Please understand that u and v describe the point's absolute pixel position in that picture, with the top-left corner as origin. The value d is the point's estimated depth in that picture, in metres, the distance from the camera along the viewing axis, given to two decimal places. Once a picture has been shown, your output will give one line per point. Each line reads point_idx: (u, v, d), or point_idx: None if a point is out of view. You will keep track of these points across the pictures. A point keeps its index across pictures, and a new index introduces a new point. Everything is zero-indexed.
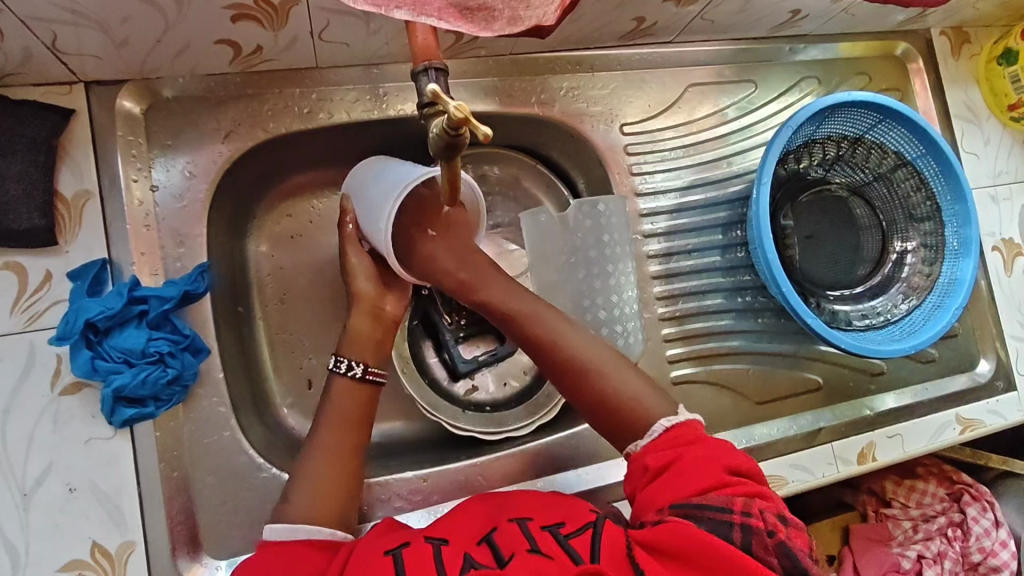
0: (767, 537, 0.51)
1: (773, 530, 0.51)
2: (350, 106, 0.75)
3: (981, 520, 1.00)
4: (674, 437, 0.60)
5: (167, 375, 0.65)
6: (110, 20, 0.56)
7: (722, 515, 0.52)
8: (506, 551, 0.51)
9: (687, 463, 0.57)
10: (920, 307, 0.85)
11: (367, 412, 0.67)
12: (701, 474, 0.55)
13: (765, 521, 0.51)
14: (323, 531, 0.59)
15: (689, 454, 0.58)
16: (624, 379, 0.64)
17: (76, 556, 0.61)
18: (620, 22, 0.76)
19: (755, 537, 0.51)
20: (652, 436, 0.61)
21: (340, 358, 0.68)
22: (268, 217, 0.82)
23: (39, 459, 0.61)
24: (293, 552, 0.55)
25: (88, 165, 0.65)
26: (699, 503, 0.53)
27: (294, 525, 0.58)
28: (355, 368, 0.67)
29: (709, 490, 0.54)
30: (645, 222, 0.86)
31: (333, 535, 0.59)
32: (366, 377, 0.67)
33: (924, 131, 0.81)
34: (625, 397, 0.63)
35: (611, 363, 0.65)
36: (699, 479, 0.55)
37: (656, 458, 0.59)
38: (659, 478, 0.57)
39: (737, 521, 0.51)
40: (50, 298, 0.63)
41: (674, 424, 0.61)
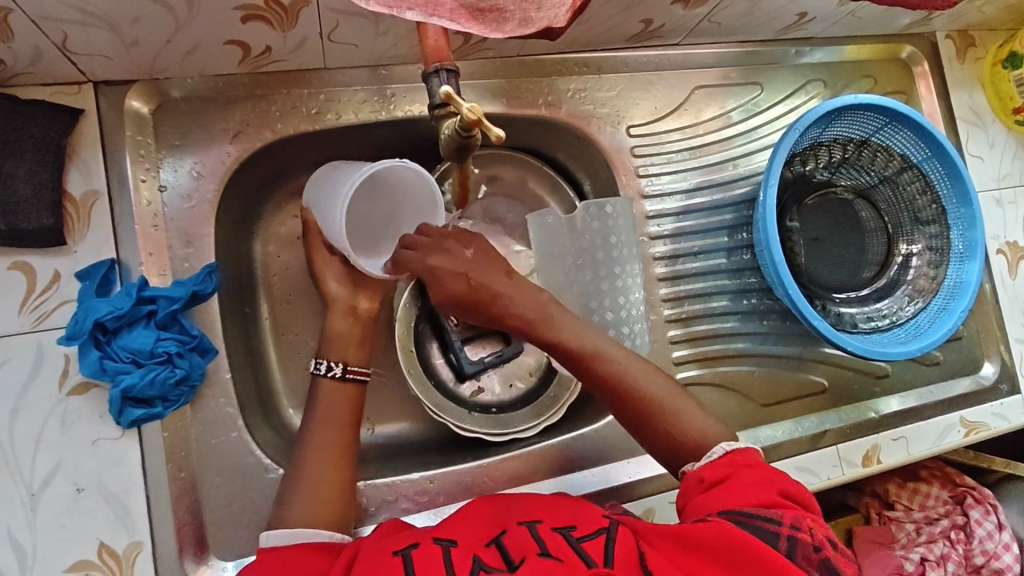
0: (811, 551, 0.53)
1: (819, 546, 0.53)
2: (357, 107, 0.75)
3: (985, 522, 1.00)
4: (728, 459, 0.61)
5: (175, 375, 0.65)
6: (121, 20, 0.56)
7: (771, 525, 0.54)
8: (517, 553, 0.51)
9: (742, 480, 0.58)
10: (925, 309, 0.85)
11: (355, 411, 0.68)
12: (755, 491, 0.57)
13: (813, 537, 0.54)
14: (321, 534, 0.59)
15: (745, 474, 0.59)
16: (681, 408, 0.65)
17: (83, 556, 0.61)
18: (628, 24, 0.76)
19: (802, 550, 0.53)
20: (710, 458, 0.62)
21: (319, 359, 0.69)
22: (275, 217, 0.82)
23: (46, 459, 0.61)
24: (293, 557, 0.55)
25: (96, 165, 0.65)
26: (750, 514, 0.55)
27: (293, 531, 0.58)
28: (335, 368, 0.68)
29: (762, 506, 0.55)
30: (652, 224, 0.86)
31: (331, 538, 0.59)
32: (347, 377, 0.68)
33: (930, 134, 0.82)
34: (680, 425, 0.64)
35: (664, 390, 0.66)
36: (752, 495, 0.57)
37: (712, 473, 0.60)
38: (710, 492, 0.59)
39: (785, 534, 0.53)
40: (58, 298, 0.63)
41: (734, 449, 0.62)
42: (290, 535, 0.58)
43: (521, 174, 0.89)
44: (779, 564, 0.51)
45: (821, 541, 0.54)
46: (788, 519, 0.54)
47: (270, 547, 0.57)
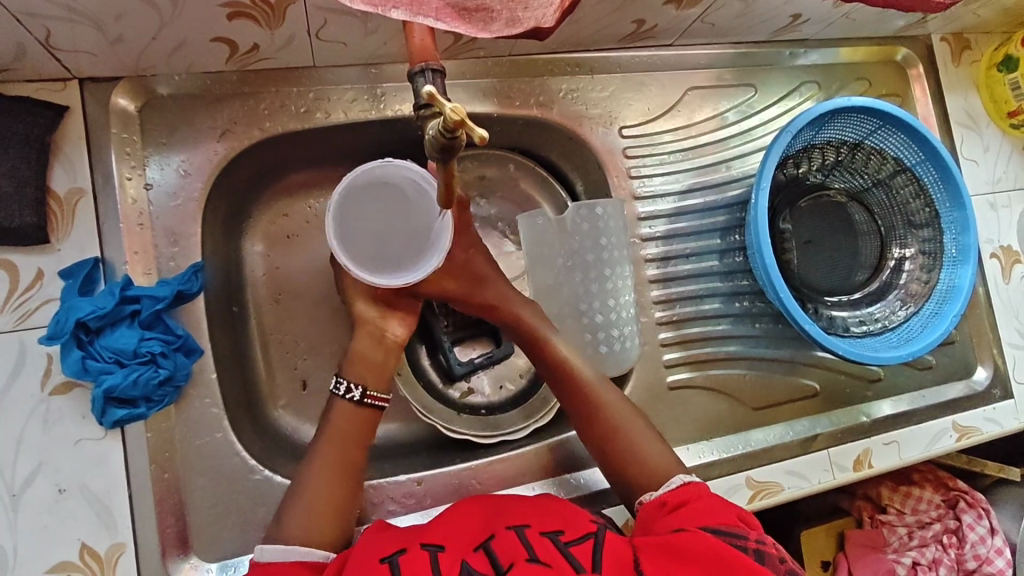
0: (780, 562, 0.55)
1: (783, 557, 0.55)
2: (347, 106, 0.74)
3: (977, 527, 0.99)
4: (687, 487, 0.62)
5: (159, 375, 0.64)
6: (104, 16, 0.56)
7: (740, 539, 0.55)
8: (505, 559, 0.51)
9: (702, 503, 0.59)
10: (918, 313, 0.85)
11: (366, 435, 0.67)
12: (720, 509, 0.58)
13: (777, 550, 0.56)
14: (316, 553, 0.58)
15: (705, 494, 0.61)
16: (645, 438, 0.68)
17: (65, 557, 0.61)
18: (620, 25, 0.76)
19: (771, 562, 0.54)
20: (668, 487, 0.63)
21: (342, 379, 0.68)
22: (264, 216, 0.81)
23: (28, 459, 0.60)
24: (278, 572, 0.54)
25: (81, 163, 0.64)
26: (721, 531, 0.55)
27: (286, 548, 0.57)
28: (354, 391, 0.67)
29: (728, 523, 0.57)
30: (644, 225, 0.85)
31: (325, 557, 0.58)
32: (364, 401, 0.67)
33: (923, 139, 0.81)
34: (642, 454, 0.67)
35: (632, 421, 0.69)
36: (717, 513, 0.57)
37: (674, 498, 0.61)
38: (672, 515, 0.59)
39: (753, 547, 0.55)
40: (41, 297, 0.62)
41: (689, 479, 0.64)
42: (283, 551, 0.57)
43: (513, 175, 0.89)
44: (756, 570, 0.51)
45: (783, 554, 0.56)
46: (755, 534, 0.56)
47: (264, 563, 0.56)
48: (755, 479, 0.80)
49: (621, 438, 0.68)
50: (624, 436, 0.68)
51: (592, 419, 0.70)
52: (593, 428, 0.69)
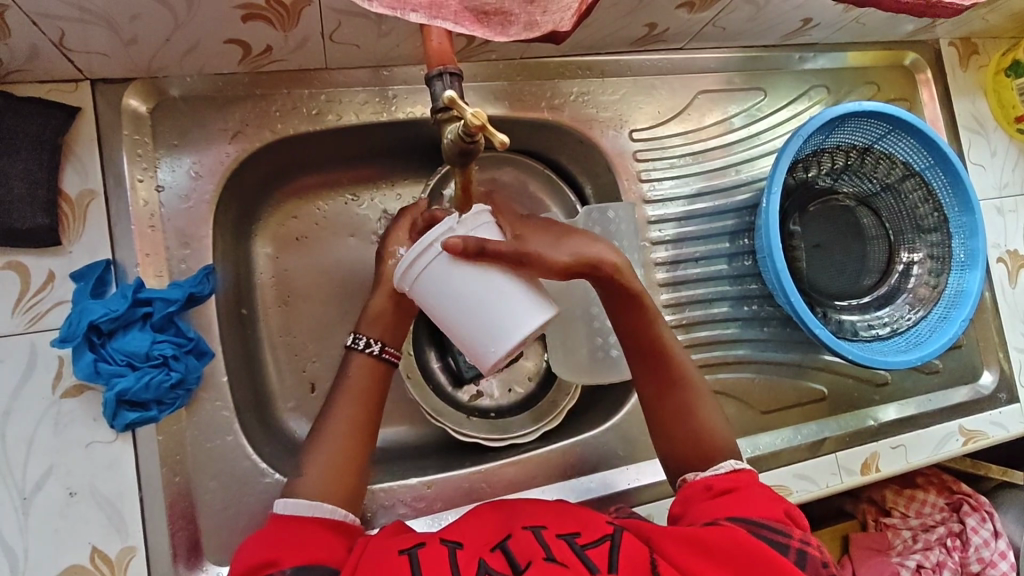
0: (822, 565, 0.54)
1: (826, 562, 0.55)
2: (358, 108, 0.74)
3: (981, 530, 1.00)
4: (736, 476, 0.63)
5: (171, 378, 0.64)
6: (118, 17, 0.55)
7: (781, 537, 0.55)
8: (523, 558, 0.51)
9: (751, 493, 0.60)
10: (926, 318, 0.85)
11: (382, 391, 0.64)
12: (764, 505, 0.58)
13: (821, 553, 0.55)
14: (338, 512, 0.59)
15: (753, 488, 0.61)
16: (714, 420, 0.67)
17: (76, 561, 0.60)
18: (633, 28, 0.76)
19: (812, 562, 0.54)
20: (714, 472, 0.64)
21: (357, 335, 0.64)
22: (273, 218, 0.81)
23: (39, 462, 0.60)
24: (306, 536, 0.55)
25: (93, 164, 0.64)
26: (762, 524, 0.56)
27: (313, 502, 0.58)
28: (373, 345, 0.64)
29: (773, 517, 0.57)
30: (653, 229, 0.85)
31: (347, 518, 0.59)
32: (383, 356, 0.64)
33: (933, 143, 0.81)
34: (706, 434, 0.66)
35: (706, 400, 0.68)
36: (763, 508, 0.58)
37: (722, 482, 0.62)
38: (717, 499, 0.60)
39: (795, 546, 0.55)
40: (52, 299, 0.62)
41: (737, 469, 0.64)
42: (308, 506, 0.57)
43: (521, 176, 0.89)
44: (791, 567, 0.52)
45: (827, 558, 0.55)
46: (799, 534, 0.56)
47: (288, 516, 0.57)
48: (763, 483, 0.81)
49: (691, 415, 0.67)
50: (696, 415, 0.67)
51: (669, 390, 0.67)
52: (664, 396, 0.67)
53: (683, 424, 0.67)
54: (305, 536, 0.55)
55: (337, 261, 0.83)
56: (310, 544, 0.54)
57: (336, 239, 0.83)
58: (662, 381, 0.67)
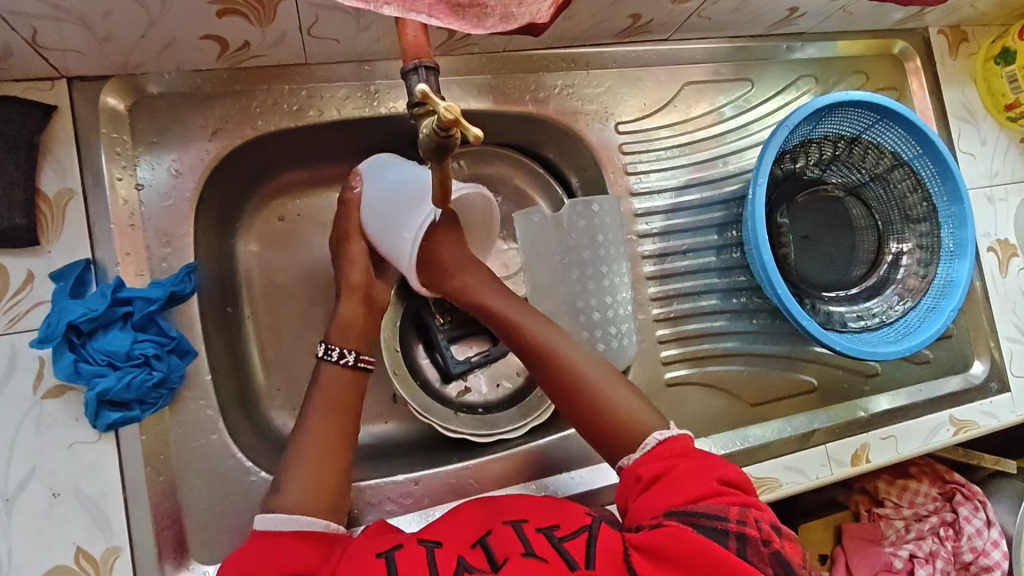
0: (762, 546, 0.52)
1: (767, 538, 0.53)
2: (340, 103, 0.73)
3: (974, 519, 0.99)
4: (665, 457, 0.61)
5: (153, 378, 0.64)
6: (91, 14, 0.55)
7: (717, 524, 0.53)
8: (501, 554, 0.52)
9: (683, 478, 0.58)
10: (915, 308, 0.85)
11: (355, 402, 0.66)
12: (697, 487, 0.57)
13: (761, 530, 0.53)
14: (318, 522, 0.58)
15: (683, 467, 0.59)
16: (623, 402, 0.65)
17: (60, 562, 0.60)
18: (615, 20, 0.75)
19: (751, 545, 0.52)
20: (644, 451, 0.62)
21: (331, 345, 0.68)
22: (259, 215, 0.80)
23: (22, 463, 0.60)
24: (284, 549, 0.54)
25: (70, 163, 0.63)
26: (696, 514, 0.54)
27: (288, 516, 0.57)
28: (347, 356, 0.67)
29: (705, 503, 0.55)
30: (640, 222, 0.85)
31: (327, 527, 0.58)
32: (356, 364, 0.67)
33: (921, 132, 0.81)
34: (620, 415, 0.65)
35: (607, 380, 0.66)
36: (696, 491, 0.56)
37: (650, 470, 0.60)
38: (650, 492, 0.58)
39: (733, 530, 0.53)
40: (32, 300, 0.62)
41: (667, 439, 0.62)
42: (285, 519, 0.56)
43: (507, 171, 0.88)
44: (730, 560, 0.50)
45: (768, 533, 0.54)
46: (735, 515, 0.54)
47: (265, 531, 0.56)
48: (752, 476, 0.80)
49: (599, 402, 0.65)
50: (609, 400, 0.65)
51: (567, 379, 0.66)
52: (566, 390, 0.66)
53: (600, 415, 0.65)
54: (280, 551, 0.54)
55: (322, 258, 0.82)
56: (286, 556, 0.54)
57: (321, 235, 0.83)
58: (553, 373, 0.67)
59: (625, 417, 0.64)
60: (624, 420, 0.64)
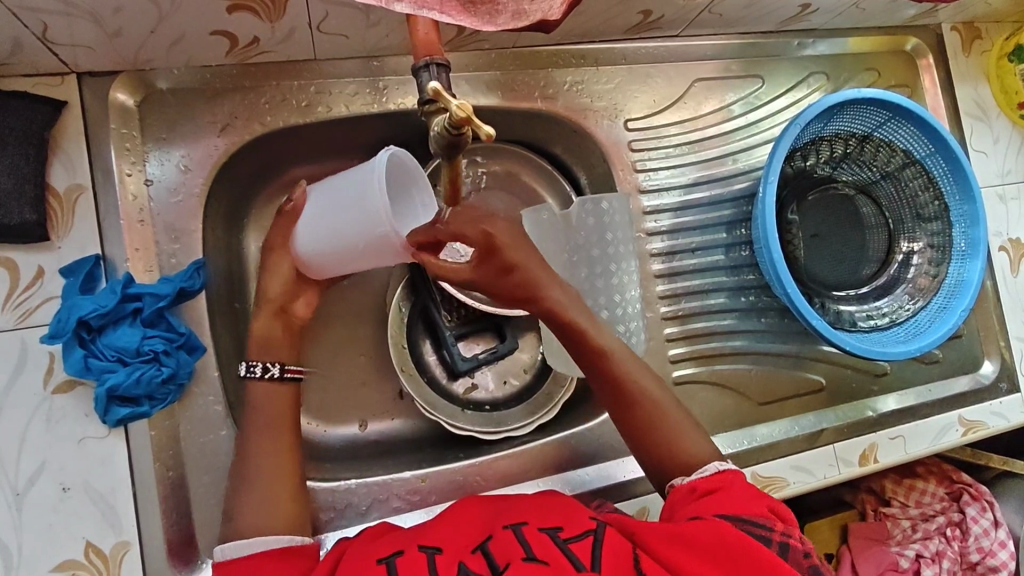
0: (803, 557, 0.54)
1: (808, 552, 0.55)
2: (349, 99, 0.73)
3: (981, 519, 0.99)
4: (721, 476, 0.61)
5: (162, 374, 0.64)
6: (102, 10, 0.55)
7: (766, 532, 0.55)
8: (502, 559, 0.52)
9: (733, 492, 0.59)
10: (926, 308, 0.84)
11: (294, 410, 0.66)
12: (748, 500, 0.58)
13: (802, 543, 0.55)
14: (279, 538, 0.59)
15: (735, 484, 0.60)
16: (682, 423, 0.66)
17: (71, 556, 0.61)
18: (626, 16, 0.74)
19: (795, 556, 0.54)
20: (701, 474, 0.62)
21: (252, 362, 0.65)
22: (266, 211, 0.80)
23: (32, 458, 0.60)
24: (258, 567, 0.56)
25: (80, 158, 0.63)
26: (747, 521, 0.55)
27: (250, 539, 0.58)
28: (272, 369, 0.65)
29: (754, 513, 0.56)
30: (649, 220, 0.84)
31: (290, 540, 0.59)
32: (285, 376, 0.65)
33: (935, 131, 0.80)
34: (678, 438, 0.65)
35: (669, 401, 0.67)
36: (747, 503, 0.57)
37: (705, 483, 0.61)
38: (702, 501, 0.59)
39: (778, 539, 0.54)
40: (42, 295, 0.62)
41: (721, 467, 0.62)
42: (255, 542, 0.57)
43: (515, 167, 0.87)
44: (776, 563, 0.52)
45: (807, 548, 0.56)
46: (781, 527, 0.55)
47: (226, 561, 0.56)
48: (759, 475, 0.80)
49: (660, 423, 0.66)
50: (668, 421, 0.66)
51: (628, 397, 0.66)
52: (627, 405, 0.66)
53: (657, 433, 0.65)
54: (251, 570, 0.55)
55: None
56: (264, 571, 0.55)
57: None
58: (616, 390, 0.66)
59: (681, 440, 0.65)
60: (680, 444, 0.65)
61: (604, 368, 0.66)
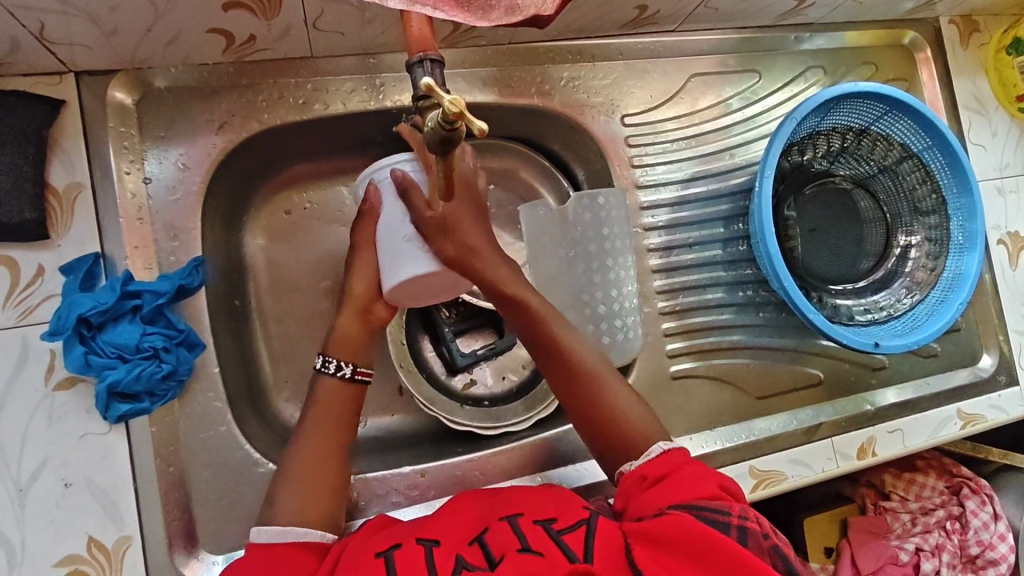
0: (762, 539, 0.53)
1: (768, 534, 0.54)
2: (345, 97, 0.73)
3: (981, 513, 0.99)
4: (666, 458, 0.61)
5: (161, 370, 0.64)
6: (99, 8, 0.55)
7: (721, 516, 0.54)
8: (497, 551, 0.52)
9: (684, 476, 0.59)
10: (923, 301, 0.84)
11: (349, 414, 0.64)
12: (700, 485, 0.57)
13: (761, 525, 0.54)
14: (313, 533, 0.58)
15: (685, 469, 0.59)
16: (627, 401, 0.65)
17: (73, 551, 0.61)
18: (622, 11, 0.74)
19: (752, 537, 0.53)
20: (648, 457, 0.62)
21: (327, 358, 0.65)
22: (264, 209, 0.81)
23: (34, 454, 0.61)
24: (279, 558, 0.55)
25: (79, 157, 0.64)
26: (699, 506, 0.55)
27: (285, 528, 0.57)
28: (345, 368, 0.64)
29: (706, 498, 0.56)
30: (646, 215, 0.85)
31: (322, 537, 0.59)
32: (354, 378, 0.64)
33: (931, 124, 0.80)
34: (624, 417, 0.64)
35: (613, 380, 0.65)
36: (700, 488, 0.57)
37: (653, 469, 0.60)
38: (653, 489, 0.58)
39: (736, 522, 0.53)
40: (43, 293, 0.62)
41: (668, 448, 0.62)
42: (280, 532, 0.57)
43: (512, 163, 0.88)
44: (735, 546, 0.50)
45: (769, 530, 0.54)
46: (736, 510, 0.54)
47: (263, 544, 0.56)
48: (757, 468, 0.81)
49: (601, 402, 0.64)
50: (605, 400, 0.64)
51: (570, 377, 0.64)
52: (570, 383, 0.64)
53: (602, 413, 0.64)
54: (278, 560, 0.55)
55: (329, 252, 0.82)
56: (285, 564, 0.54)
57: (328, 229, 0.83)
58: (557, 367, 0.64)
59: (626, 420, 0.64)
60: (626, 424, 0.64)
61: (546, 349, 0.64)
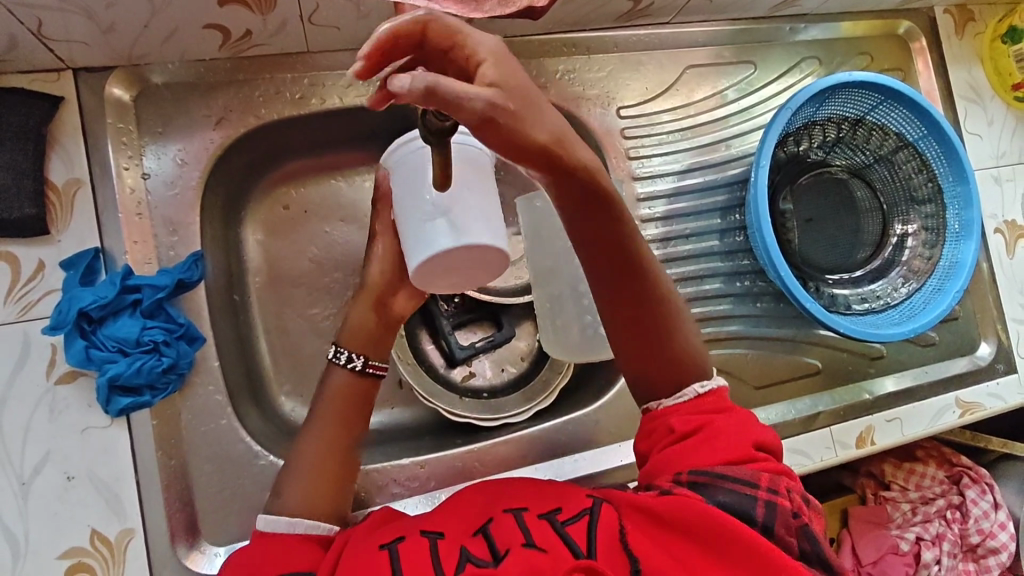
0: (791, 518, 0.54)
1: (796, 512, 0.54)
2: (342, 91, 0.74)
3: (981, 502, 1.00)
4: (704, 402, 0.59)
5: (162, 364, 0.65)
6: (96, 5, 0.56)
7: (749, 489, 0.54)
8: (500, 545, 0.52)
9: (719, 431, 0.57)
10: (920, 290, 0.85)
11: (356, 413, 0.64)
12: (733, 446, 0.57)
13: (790, 502, 0.55)
14: (321, 526, 0.58)
15: (720, 421, 0.58)
16: (686, 333, 0.61)
17: (76, 543, 0.62)
18: (616, 3, 0.75)
19: (780, 516, 0.54)
20: (681, 400, 0.60)
21: (340, 349, 0.65)
22: (263, 204, 0.81)
23: (37, 448, 0.61)
24: (286, 547, 0.54)
25: (78, 154, 0.64)
26: (727, 475, 0.54)
27: (291, 519, 0.57)
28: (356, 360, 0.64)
29: (738, 464, 0.55)
30: (643, 206, 0.85)
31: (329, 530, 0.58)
32: (367, 371, 0.64)
33: (926, 112, 0.80)
34: (680, 350, 0.60)
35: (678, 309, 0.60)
36: (731, 452, 0.56)
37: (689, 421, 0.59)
38: (683, 443, 0.57)
39: (763, 498, 0.54)
40: (44, 287, 0.63)
41: (707, 389, 0.60)
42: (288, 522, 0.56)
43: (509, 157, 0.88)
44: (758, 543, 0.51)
45: (798, 506, 0.55)
46: (766, 484, 0.54)
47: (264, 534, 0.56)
48: None
49: (663, 333, 0.59)
50: (672, 341, 0.60)
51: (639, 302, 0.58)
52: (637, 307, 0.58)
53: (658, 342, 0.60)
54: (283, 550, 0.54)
55: (327, 246, 0.83)
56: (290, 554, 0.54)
57: (326, 224, 0.83)
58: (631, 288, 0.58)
59: (682, 354, 0.60)
60: (680, 357, 0.60)
61: (625, 270, 0.57)
